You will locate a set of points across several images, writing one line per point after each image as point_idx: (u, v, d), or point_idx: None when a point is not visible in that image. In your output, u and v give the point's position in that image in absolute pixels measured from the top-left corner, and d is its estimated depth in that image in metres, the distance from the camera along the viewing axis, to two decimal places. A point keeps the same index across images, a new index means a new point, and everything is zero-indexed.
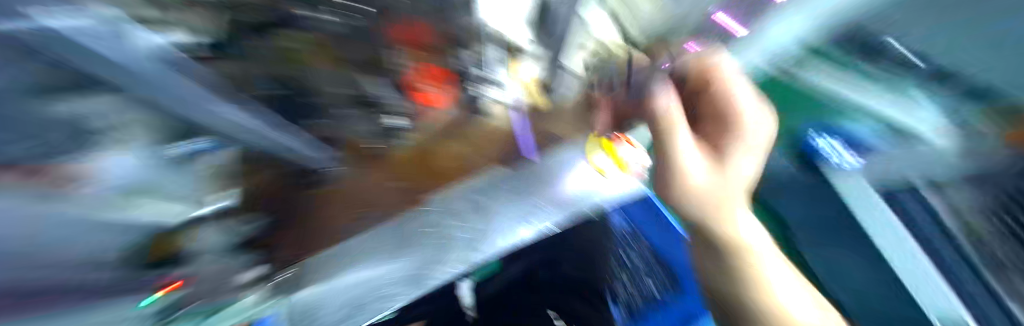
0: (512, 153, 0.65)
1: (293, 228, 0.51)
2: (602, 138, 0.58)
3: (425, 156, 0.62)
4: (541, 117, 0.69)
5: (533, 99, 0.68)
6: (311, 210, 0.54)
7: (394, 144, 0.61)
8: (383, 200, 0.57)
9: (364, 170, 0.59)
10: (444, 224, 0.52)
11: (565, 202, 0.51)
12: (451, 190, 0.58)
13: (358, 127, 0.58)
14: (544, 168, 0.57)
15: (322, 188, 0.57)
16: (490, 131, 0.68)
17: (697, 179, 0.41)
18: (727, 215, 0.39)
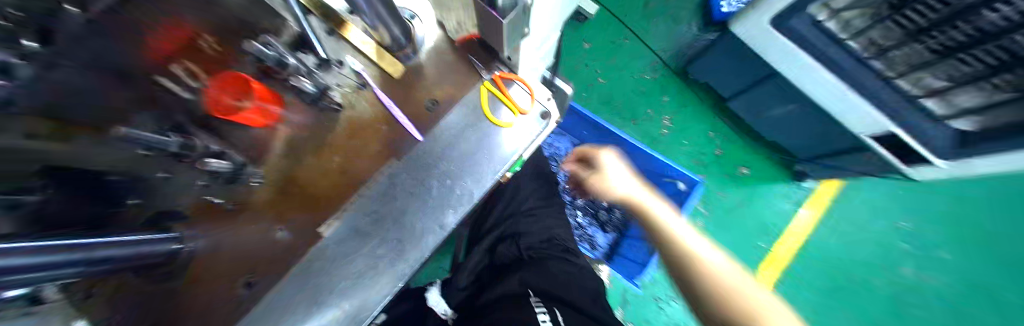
0: (396, 141, 0.51)
1: (179, 323, 0.43)
2: (488, 83, 0.51)
3: (290, 185, 0.49)
4: (410, 86, 0.53)
5: (383, 66, 0.52)
6: (186, 297, 0.45)
7: (242, 186, 0.48)
8: (263, 256, 0.46)
9: (225, 232, 0.48)
10: (350, 250, 0.47)
11: (475, 176, 0.50)
12: (343, 210, 0.48)
13: (188, 184, 0.46)
14: (439, 143, 0.51)
15: (184, 273, 0.46)
16: (356, 125, 0.51)
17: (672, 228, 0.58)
18: (729, 284, 0.48)
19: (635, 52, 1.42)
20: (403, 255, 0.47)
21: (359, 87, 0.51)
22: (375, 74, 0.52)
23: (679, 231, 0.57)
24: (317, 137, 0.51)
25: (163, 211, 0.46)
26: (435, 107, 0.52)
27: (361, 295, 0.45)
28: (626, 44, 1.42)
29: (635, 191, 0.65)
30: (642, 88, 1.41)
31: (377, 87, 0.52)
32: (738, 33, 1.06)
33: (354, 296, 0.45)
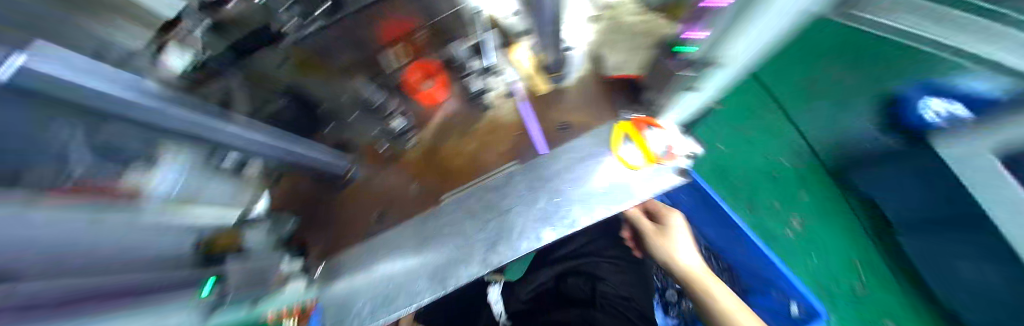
0: (520, 147, 0.57)
1: (328, 229, 0.57)
2: (625, 123, 0.51)
3: (432, 155, 0.60)
4: (554, 104, 0.58)
5: (535, 83, 0.59)
6: (339, 212, 0.58)
7: (400, 143, 0.60)
8: (397, 199, 0.57)
9: (379, 170, 0.60)
10: (457, 223, 0.51)
11: (585, 202, 0.49)
12: (462, 189, 0.55)
13: (371, 129, 0.62)
14: (559, 157, 0.53)
15: (344, 191, 0.60)
16: (494, 125, 0.59)
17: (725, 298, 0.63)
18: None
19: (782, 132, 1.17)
20: (498, 248, 0.48)
21: (509, 94, 0.60)
22: (525, 87, 0.60)
23: (733, 303, 0.64)
24: (463, 124, 0.61)
25: (349, 145, 0.63)
26: (565, 129, 0.56)
27: (448, 268, 0.47)
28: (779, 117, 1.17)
29: (700, 269, 0.66)
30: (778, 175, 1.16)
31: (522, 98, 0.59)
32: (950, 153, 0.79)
33: (443, 265, 0.47)
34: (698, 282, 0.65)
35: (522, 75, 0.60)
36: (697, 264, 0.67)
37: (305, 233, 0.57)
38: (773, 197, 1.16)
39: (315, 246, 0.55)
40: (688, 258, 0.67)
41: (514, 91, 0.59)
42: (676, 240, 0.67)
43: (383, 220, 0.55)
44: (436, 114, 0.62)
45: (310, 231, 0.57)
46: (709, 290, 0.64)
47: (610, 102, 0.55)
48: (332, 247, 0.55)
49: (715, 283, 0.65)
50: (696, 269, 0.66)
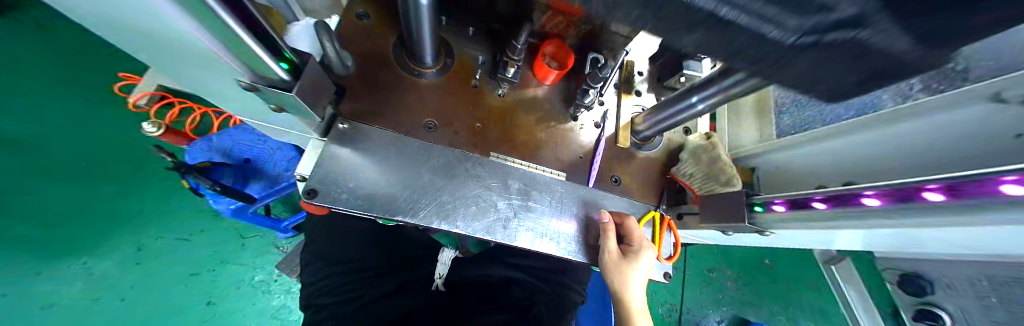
0: (573, 166, 0.62)
1: (373, 96, 0.52)
2: (656, 212, 0.61)
3: (508, 115, 0.60)
4: (620, 160, 0.65)
5: (620, 136, 0.65)
6: (395, 91, 0.54)
7: (490, 85, 0.61)
8: (454, 123, 0.56)
9: (455, 89, 0.58)
10: (487, 183, 0.53)
11: (587, 246, 0.56)
12: (510, 158, 0.57)
13: (476, 52, 0.61)
14: (595, 198, 0.59)
15: (413, 78, 0.55)
16: (568, 135, 0.63)
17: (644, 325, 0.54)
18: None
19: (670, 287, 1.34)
20: (503, 226, 0.52)
21: (595, 125, 0.65)
22: (611, 132, 0.66)
23: None
24: (549, 114, 0.63)
25: (449, 48, 0.60)
26: (616, 184, 0.63)
27: (456, 211, 0.50)
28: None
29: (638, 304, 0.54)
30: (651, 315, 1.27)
31: (605, 137, 0.64)
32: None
33: (453, 205, 0.50)
34: (628, 317, 0.55)
35: (615, 120, 0.67)
36: (637, 296, 0.54)
37: (352, 81, 0.52)
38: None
39: (352, 100, 0.50)
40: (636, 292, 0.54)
41: (602, 126, 0.65)
42: (634, 279, 0.52)
43: (431, 133, 0.54)
44: (535, 88, 0.64)
45: (357, 83, 0.52)
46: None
47: (656, 192, 0.65)
48: (364, 114, 0.50)
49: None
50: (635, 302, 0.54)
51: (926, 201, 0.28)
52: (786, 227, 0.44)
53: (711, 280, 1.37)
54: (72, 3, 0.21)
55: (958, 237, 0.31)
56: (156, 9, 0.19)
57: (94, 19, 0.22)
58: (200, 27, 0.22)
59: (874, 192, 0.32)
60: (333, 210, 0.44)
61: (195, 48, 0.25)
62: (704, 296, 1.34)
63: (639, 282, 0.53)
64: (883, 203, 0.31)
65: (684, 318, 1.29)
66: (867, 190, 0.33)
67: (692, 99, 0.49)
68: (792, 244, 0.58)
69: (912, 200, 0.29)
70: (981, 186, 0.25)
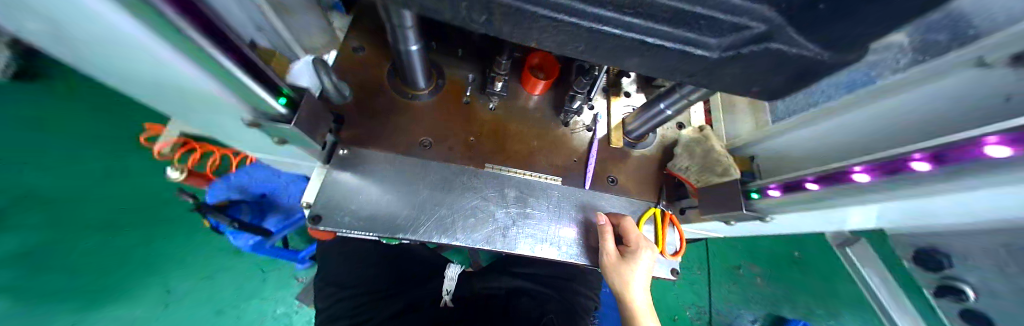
0: (569, 170, 0.63)
1: (371, 121, 0.55)
2: (657, 209, 0.60)
3: (500, 127, 0.62)
4: (615, 160, 0.66)
5: (612, 137, 0.66)
6: (392, 115, 0.57)
7: (481, 100, 0.64)
8: (449, 140, 0.58)
9: (448, 107, 0.61)
10: (484, 194, 0.54)
11: (589, 249, 0.56)
12: (506, 168, 0.59)
13: (465, 71, 0.65)
14: (593, 200, 0.60)
15: (407, 101, 0.59)
16: (561, 141, 0.65)
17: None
18: None
19: (693, 288, 1.28)
20: (503, 235, 0.53)
21: (587, 129, 0.67)
22: (604, 134, 0.67)
23: None
24: (541, 123, 0.65)
25: (440, 70, 0.63)
26: (613, 184, 0.63)
27: (456, 224, 0.51)
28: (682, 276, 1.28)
29: (643, 307, 0.53)
30: (676, 321, 1.21)
31: (598, 139, 0.65)
32: None
33: (452, 219, 0.52)
34: (631, 317, 0.54)
35: (606, 122, 0.68)
36: (642, 304, 0.53)
37: (350, 109, 0.55)
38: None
39: (351, 127, 0.53)
40: (641, 294, 0.53)
41: (594, 129, 0.66)
42: (634, 278, 0.51)
43: (428, 151, 0.56)
44: (525, 99, 0.67)
45: (355, 111, 0.55)
46: None
47: (656, 189, 0.65)
48: (363, 138, 0.53)
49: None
50: (641, 306, 0.53)
51: (913, 171, 0.28)
52: (787, 212, 0.43)
53: (735, 277, 1.31)
54: (114, 70, 0.26)
55: (957, 206, 0.30)
56: (158, 56, 0.22)
57: (122, 75, 0.26)
58: (203, 72, 0.25)
59: (863, 167, 0.32)
60: (339, 233, 0.47)
61: (201, 92, 0.29)
62: (731, 295, 1.27)
63: (642, 282, 0.52)
64: (873, 177, 0.31)
65: (712, 321, 1.23)
66: (857, 166, 0.33)
67: (660, 105, 0.56)
68: (802, 229, 0.56)
69: (900, 170, 0.29)
70: (967, 149, 0.24)
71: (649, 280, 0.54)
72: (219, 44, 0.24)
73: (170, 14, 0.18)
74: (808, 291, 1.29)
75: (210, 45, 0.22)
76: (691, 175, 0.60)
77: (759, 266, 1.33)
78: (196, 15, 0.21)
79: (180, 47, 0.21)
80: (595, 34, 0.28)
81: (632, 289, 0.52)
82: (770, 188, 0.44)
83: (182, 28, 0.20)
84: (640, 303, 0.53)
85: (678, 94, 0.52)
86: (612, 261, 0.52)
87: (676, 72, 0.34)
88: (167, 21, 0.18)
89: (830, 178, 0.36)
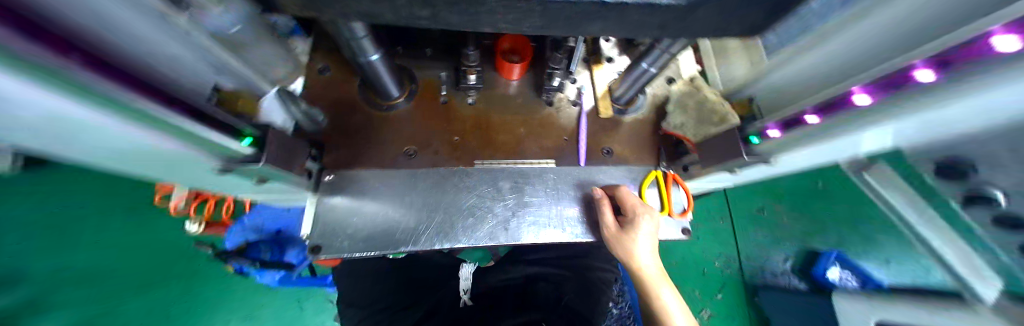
0: (561, 150, 0.61)
1: (351, 141, 0.55)
2: (658, 171, 0.58)
3: (483, 120, 0.61)
4: (607, 130, 0.63)
5: (600, 107, 0.63)
6: (370, 130, 0.56)
7: (459, 96, 0.62)
8: (433, 144, 0.57)
9: (426, 111, 0.60)
10: (479, 192, 0.54)
11: (592, 224, 0.55)
12: (497, 161, 0.58)
13: (437, 70, 0.63)
14: (590, 175, 0.58)
15: (383, 113, 0.58)
16: (549, 122, 0.63)
17: (664, 292, 0.52)
18: (677, 298, 0.53)
19: (717, 239, 1.26)
20: (505, 228, 0.52)
21: (573, 104, 0.64)
22: (591, 105, 0.65)
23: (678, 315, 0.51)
24: (524, 108, 0.63)
25: (410, 74, 0.61)
26: (609, 155, 0.62)
27: (456, 227, 0.51)
28: (700, 231, 1.27)
29: (654, 272, 0.52)
30: (705, 274, 1.21)
31: (585, 112, 0.63)
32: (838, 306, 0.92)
33: (451, 223, 0.51)
34: (645, 285, 0.53)
35: (592, 93, 0.65)
36: (652, 269, 0.52)
37: (328, 134, 0.55)
38: (690, 288, 1.19)
39: (333, 151, 0.53)
40: (650, 260, 0.52)
41: (580, 103, 0.64)
42: (639, 246, 0.51)
43: (413, 159, 0.55)
44: (506, 86, 0.64)
45: (333, 135, 0.55)
46: (652, 299, 0.53)
47: (653, 151, 0.63)
48: (346, 160, 0.53)
49: (667, 292, 0.52)
50: (651, 272, 0.52)
51: (918, 83, 0.25)
52: (789, 150, 0.41)
53: (757, 221, 1.28)
54: (70, 146, 0.25)
55: (979, 113, 0.27)
56: (100, 127, 0.21)
57: (86, 147, 0.26)
58: (152, 132, 0.24)
59: (863, 88, 0.29)
60: (342, 258, 0.47)
61: (157, 150, 0.28)
62: (757, 239, 1.25)
63: (648, 248, 0.51)
64: (876, 96, 0.28)
65: (742, 268, 1.22)
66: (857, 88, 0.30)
67: (642, 64, 0.53)
68: (813, 162, 0.53)
69: (903, 84, 0.26)
70: (972, 47, 0.21)
71: (656, 245, 0.53)
72: (158, 100, 0.23)
73: (92, 84, 0.17)
74: (835, 221, 1.26)
75: (146, 103, 0.21)
76: (689, 131, 0.58)
77: (780, 206, 1.30)
78: (118, 74, 0.20)
79: (118, 113, 0.20)
80: (548, 4, 0.26)
81: (640, 257, 0.51)
82: (768, 130, 0.42)
83: (111, 95, 0.19)
84: (650, 269, 0.52)
85: (657, 49, 0.49)
86: (615, 234, 0.51)
87: (643, 28, 0.32)
88: (91, 92, 0.17)
89: (829, 107, 0.33)
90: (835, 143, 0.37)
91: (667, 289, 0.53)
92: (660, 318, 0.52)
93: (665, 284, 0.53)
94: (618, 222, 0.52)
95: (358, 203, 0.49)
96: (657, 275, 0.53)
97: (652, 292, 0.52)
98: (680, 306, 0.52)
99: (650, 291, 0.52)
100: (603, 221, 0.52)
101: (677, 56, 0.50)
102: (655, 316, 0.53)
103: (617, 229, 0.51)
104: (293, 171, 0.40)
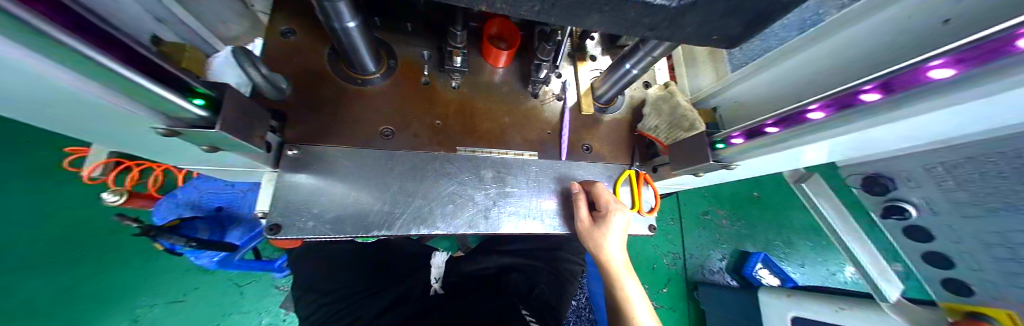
0: (542, 143, 0.62)
1: (319, 115, 0.50)
2: (631, 170, 0.61)
3: (466, 106, 0.59)
4: (587, 127, 0.66)
5: (582, 103, 0.65)
6: (342, 104, 0.52)
7: (442, 79, 0.59)
8: (412, 126, 0.54)
9: (406, 89, 0.56)
10: (460, 179, 0.52)
11: (567, 218, 0.57)
12: (479, 148, 0.57)
13: (420, 47, 0.59)
14: (569, 170, 0.59)
15: (358, 88, 0.53)
16: (531, 114, 0.63)
17: (627, 282, 0.56)
18: (638, 289, 0.57)
19: (671, 237, 1.39)
20: (484, 217, 0.52)
21: (557, 99, 0.65)
22: (574, 101, 0.66)
23: (639, 307, 0.55)
24: (507, 97, 0.62)
25: (390, 48, 0.57)
26: (587, 152, 0.64)
27: (433, 213, 0.50)
28: (659, 228, 1.39)
29: (620, 264, 0.56)
30: (658, 268, 1.34)
31: (569, 107, 0.64)
32: (762, 297, 1.04)
33: (428, 209, 0.50)
34: (611, 274, 0.57)
35: (575, 90, 0.66)
36: (619, 262, 0.56)
37: (291, 104, 0.49)
38: (645, 281, 1.30)
39: (297, 124, 0.48)
40: (617, 254, 0.55)
41: (564, 97, 0.65)
42: (609, 240, 0.53)
43: (389, 141, 0.52)
44: (491, 72, 0.63)
45: (298, 106, 0.50)
46: (617, 290, 0.56)
47: (628, 152, 0.66)
48: (314, 135, 0.49)
49: (631, 282, 0.57)
50: (618, 265, 0.56)
51: (863, 103, 0.29)
52: (747, 158, 0.46)
53: (706, 222, 1.43)
54: None
55: (905, 134, 0.32)
56: (13, 66, 0.17)
57: None
58: (77, 77, 0.20)
59: (818, 105, 0.33)
60: (305, 239, 0.44)
61: (74, 98, 0.22)
62: (705, 239, 1.40)
63: (616, 242, 0.54)
64: (827, 113, 0.32)
65: (689, 263, 1.36)
66: (812, 105, 0.34)
67: (626, 66, 0.55)
68: (764, 170, 0.60)
69: (852, 104, 0.30)
70: (913, 76, 0.25)
71: (624, 239, 0.56)
72: (86, 36, 0.18)
73: (15, 9, 0.14)
74: (769, 225, 1.45)
75: (74, 40, 0.17)
76: (662, 133, 0.62)
77: (727, 210, 1.46)
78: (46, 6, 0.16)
79: (39, 47, 0.16)
80: None
81: (609, 249, 0.54)
82: (732, 138, 0.46)
83: (35, 25, 0.15)
84: (618, 262, 0.56)
85: (642, 52, 0.51)
86: (589, 227, 0.54)
87: (637, 28, 0.33)
88: (13, 19, 0.14)
89: (788, 120, 0.37)
90: (785, 154, 0.42)
91: (630, 280, 0.57)
92: (622, 308, 0.56)
93: (629, 275, 0.57)
94: (592, 216, 0.54)
95: (328, 186, 0.46)
96: (623, 267, 0.56)
97: (616, 283, 0.56)
98: (642, 296, 0.57)
99: (615, 280, 0.56)
100: (578, 214, 0.54)
101: (659, 60, 0.52)
102: (618, 306, 0.56)
103: (591, 223, 0.54)
104: (252, 144, 0.36)
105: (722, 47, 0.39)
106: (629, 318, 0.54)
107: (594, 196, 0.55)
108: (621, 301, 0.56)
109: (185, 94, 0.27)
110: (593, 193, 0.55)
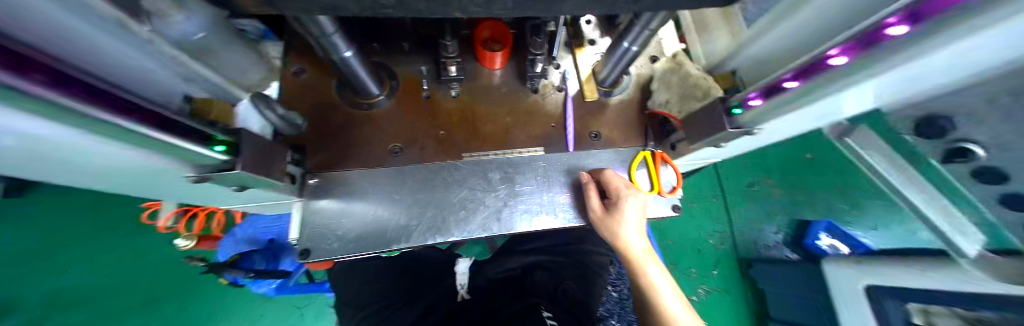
0: (549, 137, 0.60)
1: (332, 143, 0.54)
2: (646, 151, 0.58)
3: (468, 112, 0.60)
4: (593, 114, 0.63)
5: (585, 90, 0.63)
6: (351, 130, 0.55)
7: (441, 90, 0.61)
8: (419, 139, 0.56)
9: (408, 106, 0.58)
10: (469, 185, 0.53)
11: (581, 209, 0.56)
12: (484, 152, 0.57)
13: (417, 63, 0.61)
14: (578, 161, 0.57)
15: (365, 112, 0.56)
16: (534, 110, 0.62)
17: (652, 270, 0.53)
18: (665, 277, 0.53)
19: (709, 217, 1.29)
20: (498, 219, 0.52)
21: (558, 90, 0.64)
22: (576, 89, 0.64)
23: (668, 297, 0.52)
24: (507, 97, 0.62)
25: (389, 69, 0.60)
26: (596, 139, 0.61)
27: (448, 221, 0.51)
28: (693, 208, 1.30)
29: (642, 252, 0.53)
30: (700, 252, 1.25)
31: (570, 96, 0.62)
32: (830, 271, 0.92)
33: (443, 218, 0.51)
34: (634, 263, 0.54)
35: (576, 78, 0.64)
36: (641, 249, 0.53)
37: (307, 136, 0.54)
38: (685, 266, 1.22)
39: (315, 155, 0.52)
40: (637, 241, 0.53)
41: (565, 87, 0.63)
42: (627, 227, 0.51)
43: (398, 157, 0.54)
44: (489, 75, 0.64)
45: (313, 137, 0.54)
46: (641, 280, 0.54)
47: (640, 132, 0.63)
48: (330, 162, 0.52)
49: (656, 267, 0.54)
50: (640, 252, 0.53)
51: (890, 39, 0.25)
52: (769, 120, 0.41)
53: (749, 195, 1.31)
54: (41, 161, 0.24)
55: (961, 62, 0.26)
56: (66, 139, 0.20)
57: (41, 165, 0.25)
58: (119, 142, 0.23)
59: (839, 50, 0.29)
60: (335, 259, 0.47)
61: (122, 158, 0.26)
62: (750, 214, 1.28)
63: (635, 229, 0.52)
64: (851, 57, 0.28)
65: (736, 242, 1.25)
66: (832, 50, 0.30)
67: (623, 43, 0.52)
68: (799, 129, 0.53)
69: (877, 41, 0.26)
70: (942, 0, 0.20)
71: (643, 225, 0.53)
72: (117, 107, 0.21)
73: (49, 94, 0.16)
74: (825, 189, 1.29)
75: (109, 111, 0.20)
76: (675, 107, 0.58)
77: (770, 178, 1.33)
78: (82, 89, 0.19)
79: (79, 122, 0.19)
80: None
81: (628, 237, 0.52)
82: (750, 100, 0.42)
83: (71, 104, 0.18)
84: (639, 250, 0.53)
85: (638, 26, 0.48)
86: (603, 217, 0.52)
87: (617, 4, 0.31)
88: (45, 103, 0.16)
89: (808, 70, 0.33)
90: (810, 108, 0.37)
91: (656, 267, 0.53)
92: (648, 299, 0.52)
93: (653, 263, 0.54)
94: (605, 204, 0.52)
95: (349, 207, 0.49)
96: (646, 254, 0.54)
97: (640, 272, 0.53)
98: (670, 284, 0.53)
99: (639, 270, 0.53)
100: (590, 204, 0.52)
101: (658, 32, 0.49)
102: (644, 297, 0.53)
103: (604, 212, 0.52)
104: (272, 179, 0.39)
105: (718, 6, 0.35)
106: (657, 309, 0.51)
107: (605, 184, 0.53)
108: (646, 292, 0.53)
109: (207, 143, 0.30)
110: (603, 180, 0.53)
